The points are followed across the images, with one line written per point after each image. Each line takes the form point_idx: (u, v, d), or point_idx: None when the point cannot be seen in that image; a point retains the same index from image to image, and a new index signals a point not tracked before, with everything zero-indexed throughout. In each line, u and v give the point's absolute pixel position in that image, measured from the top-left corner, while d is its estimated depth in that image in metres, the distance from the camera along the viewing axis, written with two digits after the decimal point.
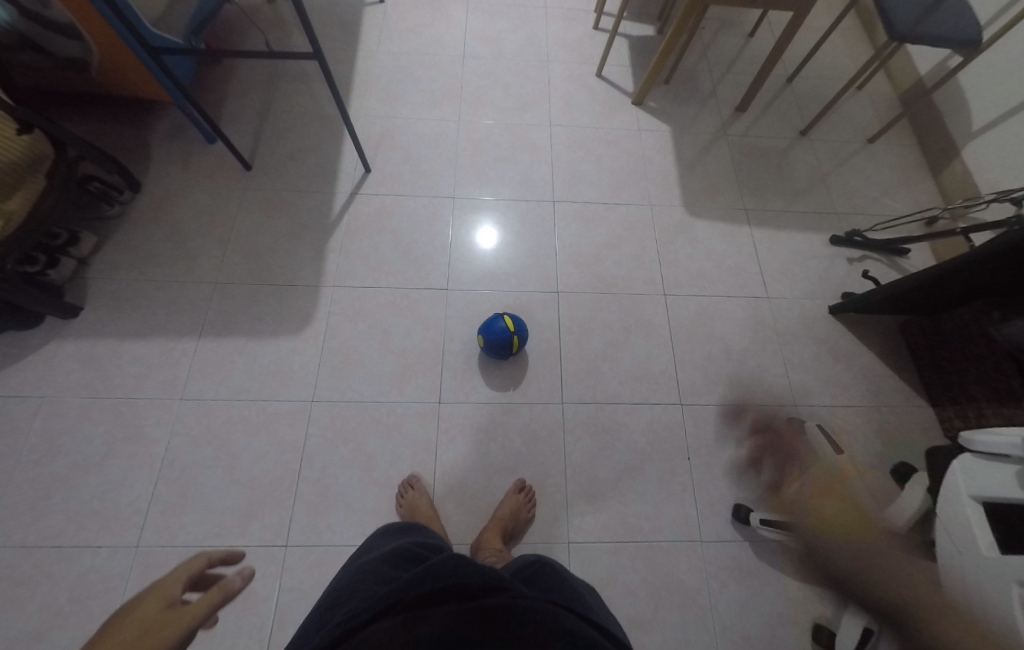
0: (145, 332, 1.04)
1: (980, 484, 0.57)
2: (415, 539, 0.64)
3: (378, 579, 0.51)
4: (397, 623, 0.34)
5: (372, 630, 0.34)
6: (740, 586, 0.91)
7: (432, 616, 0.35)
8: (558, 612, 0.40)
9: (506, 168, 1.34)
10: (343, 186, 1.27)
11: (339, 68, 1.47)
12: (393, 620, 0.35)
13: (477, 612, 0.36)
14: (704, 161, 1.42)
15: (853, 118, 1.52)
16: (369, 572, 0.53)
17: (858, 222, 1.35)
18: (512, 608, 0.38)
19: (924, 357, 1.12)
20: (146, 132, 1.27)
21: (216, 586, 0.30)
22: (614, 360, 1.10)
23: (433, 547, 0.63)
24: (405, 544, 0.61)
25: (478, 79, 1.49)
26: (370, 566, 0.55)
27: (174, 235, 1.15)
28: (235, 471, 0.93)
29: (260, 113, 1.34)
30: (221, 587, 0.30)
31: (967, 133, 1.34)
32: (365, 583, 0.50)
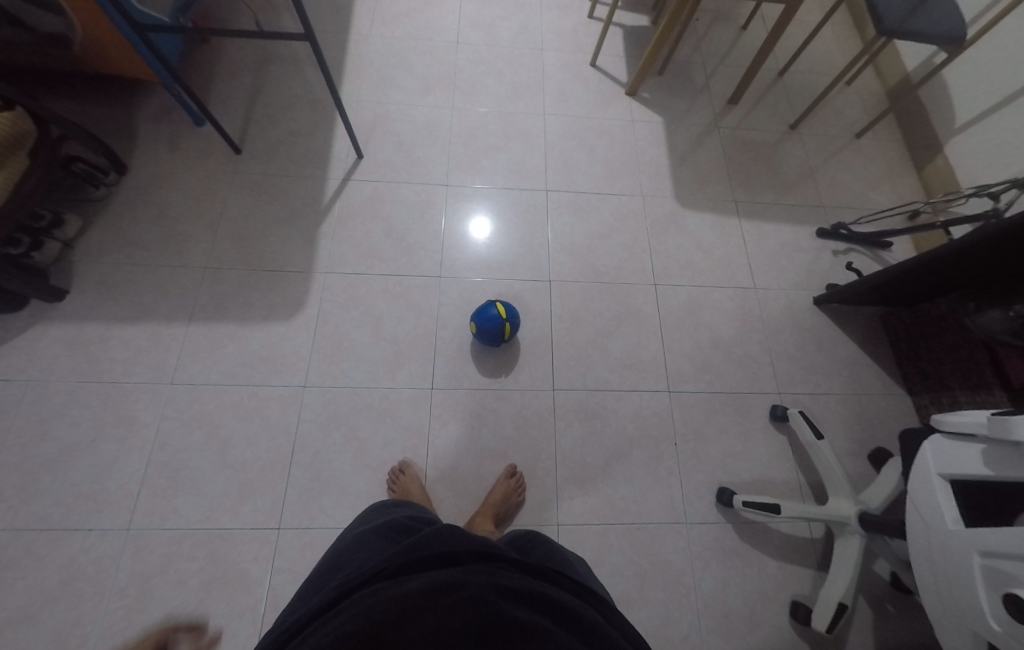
0: (134, 316, 1.03)
1: (948, 462, 0.59)
2: (408, 513, 0.66)
3: (372, 550, 0.53)
4: (387, 587, 0.36)
5: (361, 595, 0.36)
6: (723, 565, 0.94)
7: (421, 580, 0.37)
8: (540, 578, 0.42)
9: (500, 157, 1.34)
10: (335, 171, 1.26)
11: (330, 52, 1.44)
12: (383, 584, 0.37)
13: (463, 576, 0.38)
14: (696, 153, 1.44)
15: (841, 113, 1.54)
16: (363, 542, 0.56)
17: (844, 215, 1.38)
18: (496, 574, 0.40)
19: (903, 346, 1.16)
20: (131, 113, 1.24)
21: None
22: (605, 347, 1.12)
23: (424, 520, 0.65)
24: (398, 517, 0.63)
25: (472, 66, 1.48)
26: (363, 537, 0.57)
27: (162, 219, 1.14)
28: (227, 455, 0.93)
29: (250, 96, 1.32)
30: None
31: (950, 128, 1.37)
32: (359, 554, 0.52)
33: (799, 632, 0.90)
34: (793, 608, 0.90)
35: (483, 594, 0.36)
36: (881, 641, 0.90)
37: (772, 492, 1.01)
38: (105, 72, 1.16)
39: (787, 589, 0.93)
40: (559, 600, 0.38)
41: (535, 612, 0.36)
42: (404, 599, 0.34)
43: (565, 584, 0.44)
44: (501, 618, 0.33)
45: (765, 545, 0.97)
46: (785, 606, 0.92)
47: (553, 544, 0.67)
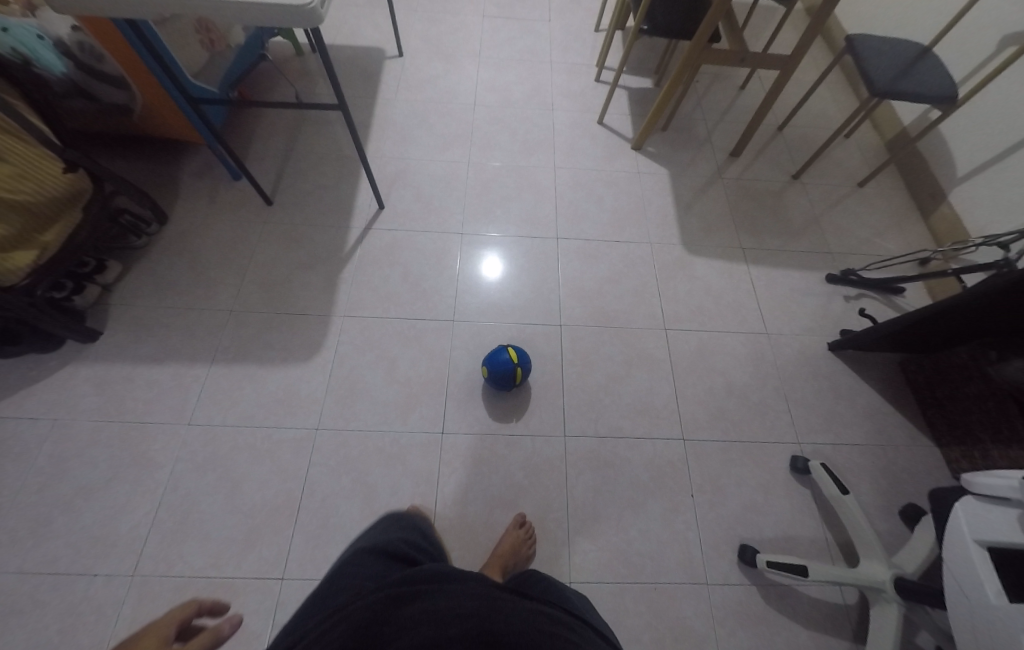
0: (160, 357, 1.07)
1: (984, 528, 0.56)
2: (404, 534, 0.67)
3: (368, 570, 0.54)
4: (384, 610, 0.39)
5: (360, 615, 0.39)
6: (748, 632, 0.88)
7: (416, 610, 0.39)
8: (529, 611, 0.44)
9: (512, 207, 1.41)
10: (358, 222, 1.34)
11: (359, 114, 1.58)
12: (381, 608, 0.39)
13: (456, 607, 0.41)
14: (701, 201, 1.49)
15: (841, 163, 1.60)
16: (359, 560, 0.57)
17: (852, 261, 1.39)
18: (489, 606, 0.42)
19: (926, 395, 1.13)
20: (176, 170, 1.36)
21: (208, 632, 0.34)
22: (616, 392, 1.12)
23: (424, 550, 0.65)
24: (397, 540, 0.64)
25: (488, 125, 1.60)
26: (363, 553, 0.59)
27: (194, 264, 1.21)
28: (237, 498, 0.93)
29: (285, 153, 1.44)
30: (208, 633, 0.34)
31: (951, 179, 1.41)
32: (358, 572, 0.54)
33: None
34: None
35: (474, 621, 0.38)
36: None
37: (799, 552, 0.95)
38: (160, 136, 1.29)
39: None
40: (546, 633, 0.41)
41: (527, 634, 0.38)
42: (401, 625, 0.37)
43: (555, 621, 0.46)
44: (493, 638, 0.36)
45: (793, 611, 0.90)
46: None
47: (546, 581, 0.67)
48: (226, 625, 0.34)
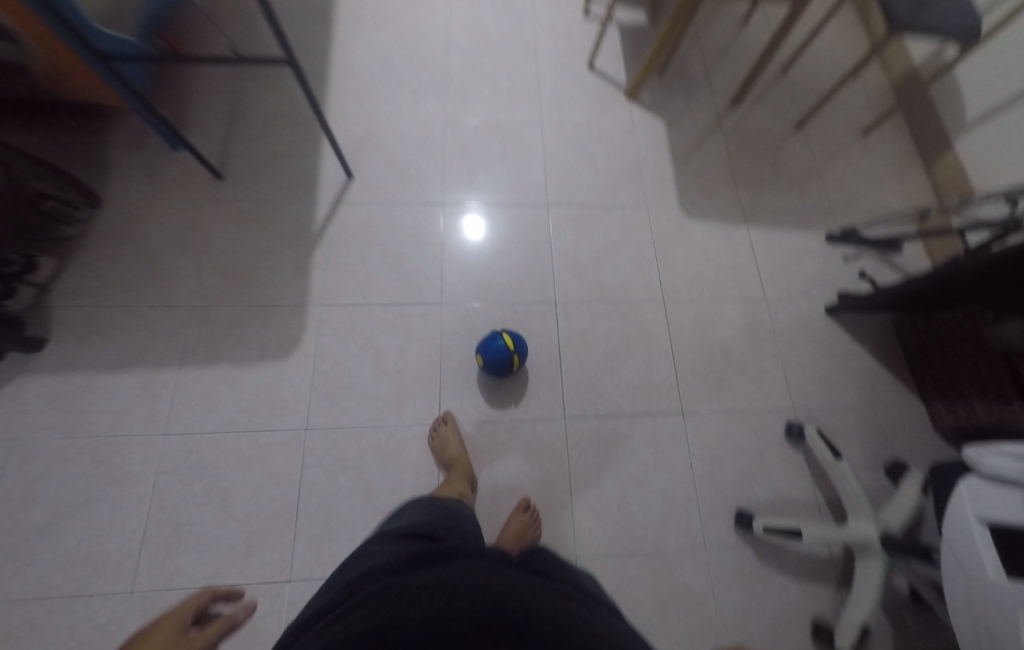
0: (121, 362, 0.98)
1: (985, 506, 0.57)
2: (427, 516, 0.66)
3: (384, 545, 0.54)
4: (394, 590, 0.38)
5: (370, 598, 0.38)
6: (744, 589, 0.93)
7: (428, 584, 0.38)
8: (543, 587, 0.43)
9: (497, 171, 1.28)
10: (325, 196, 1.19)
11: (312, 63, 1.36)
12: (392, 589, 0.38)
13: (468, 581, 0.39)
14: (699, 157, 1.39)
15: (846, 109, 1.50)
16: (379, 540, 0.57)
17: (853, 218, 1.34)
18: (501, 581, 0.40)
19: (917, 354, 1.14)
20: (103, 141, 1.16)
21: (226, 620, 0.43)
22: (615, 371, 1.09)
23: (445, 523, 0.65)
24: (420, 520, 0.64)
25: (464, 73, 1.41)
26: (385, 535, 0.59)
27: (143, 254, 1.08)
28: (230, 506, 0.89)
29: (231, 117, 1.24)
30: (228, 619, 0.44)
31: (959, 124, 1.33)
32: (374, 552, 0.53)
33: None
34: (815, 630, 0.89)
35: (486, 593, 0.37)
36: None
37: (793, 514, 0.99)
38: (75, 100, 1.08)
39: (808, 610, 0.92)
40: (561, 608, 0.39)
41: (541, 609, 0.37)
42: (412, 598, 0.36)
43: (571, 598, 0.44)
44: (506, 610, 0.34)
45: (785, 567, 0.95)
46: (806, 627, 0.90)
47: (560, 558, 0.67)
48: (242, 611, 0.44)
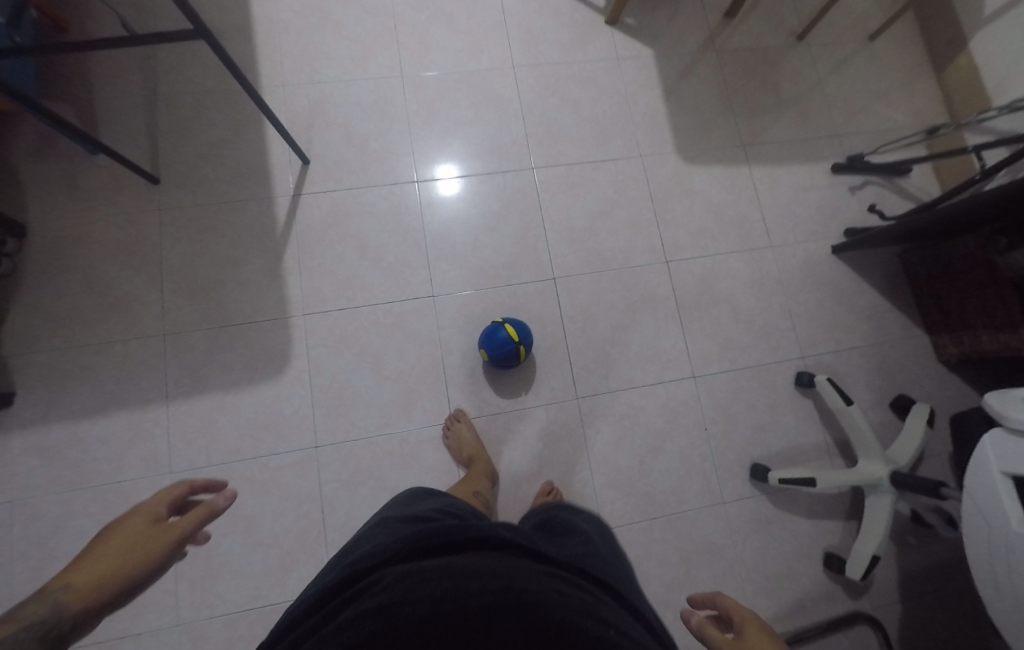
0: (104, 405, 0.91)
1: (1011, 460, 0.58)
2: (430, 504, 0.64)
3: (388, 531, 0.51)
4: (402, 569, 0.35)
5: (377, 579, 0.35)
6: (762, 533, 0.98)
7: (438, 564, 0.36)
8: (553, 567, 0.40)
9: (472, 133, 1.13)
10: (282, 187, 1.05)
11: (231, 21, 1.13)
12: (399, 569, 0.36)
13: (477, 560, 0.37)
14: (693, 88, 1.24)
15: (851, 11, 1.33)
16: (381, 527, 0.55)
17: (860, 142, 1.24)
18: (511, 560, 0.38)
19: (923, 287, 1.11)
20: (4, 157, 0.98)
21: (202, 507, 0.38)
22: (623, 343, 1.06)
23: (448, 508, 0.64)
24: (421, 507, 0.62)
25: (415, 12, 1.19)
26: (387, 522, 0.56)
27: (94, 283, 0.96)
28: (255, 532, 0.88)
29: (149, 108, 1.06)
30: (205, 507, 0.38)
31: (976, 19, 1.18)
32: (378, 536, 0.51)
33: (834, 580, 0.96)
34: (826, 560, 0.96)
35: (495, 571, 0.34)
36: (908, 573, 0.97)
37: (804, 459, 1.03)
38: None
39: (820, 544, 0.98)
40: (573, 589, 0.36)
41: (554, 589, 0.34)
42: (419, 576, 0.33)
43: (584, 576, 0.41)
44: (518, 589, 0.32)
45: (799, 508, 1.00)
46: (819, 558, 0.97)
47: (572, 514, 0.66)
48: (221, 499, 0.38)
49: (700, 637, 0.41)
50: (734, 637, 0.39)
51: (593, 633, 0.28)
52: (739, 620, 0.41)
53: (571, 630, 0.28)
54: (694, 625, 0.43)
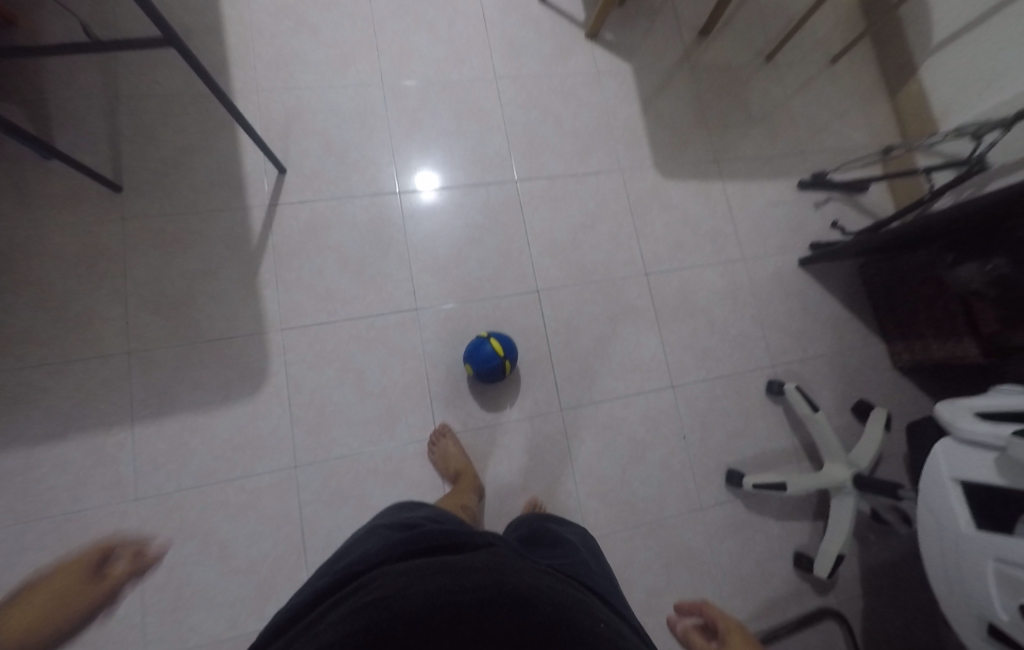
0: (62, 429, 0.86)
1: (961, 467, 0.63)
2: (419, 514, 0.64)
3: (377, 537, 0.50)
4: (393, 568, 0.34)
5: (369, 577, 0.34)
6: (737, 536, 1.03)
7: (430, 562, 0.35)
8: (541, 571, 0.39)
9: (454, 144, 1.13)
10: (256, 197, 1.02)
11: (199, 21, 1.08)
12: (392, 568, 0.35)
13: (469, 560, 0.36)
14: (670, 104, 1.27)
15: (815, 35, 1.40)
16: (370, 535, 0.53)
17: (823, 161, 1.32)
18: (501, 560, 0.37)
19: (881, 298, 1.18)
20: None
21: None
22: (605, 354, 1.08)
23: (435, 517, 0.64)
24: (410, 516, 0.61)
25: (395, 20, 1.17)
26: (376, 529, 0.55)
27: (48, 298, 0.90)
28: (231, 558, 0.85)
29: (107, 111, 1.00)
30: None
31: (925, 48, 1.28)
32: (367, 542, 0.50)
33: (803, 578, 1.02)
34: (797, 559, 1.02)
35: (488, 568, 0.34)
36: (869, 567, 1.03)
37: (774, 463, 1.08)
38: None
39: (791, 544, 1.04)
40: (562, 589, 0.36)
41: (545, 587, 0.34)
42: (413, 572, 0.33)
43: (570, 580, 0.41)
44: (511, 587, 0.31)
45: (771, 511, 1.05)
46: (790, 558, 1.03)
47: (558, 525, 0.66)
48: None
49: (686, 643, 0.45)
50: (719, 645, 0.42)
51: (583, 629, 0.28)
52: (723, 629, 0.43)
53: (563, 625, 0.28)
54: (681, 630, 0.46)
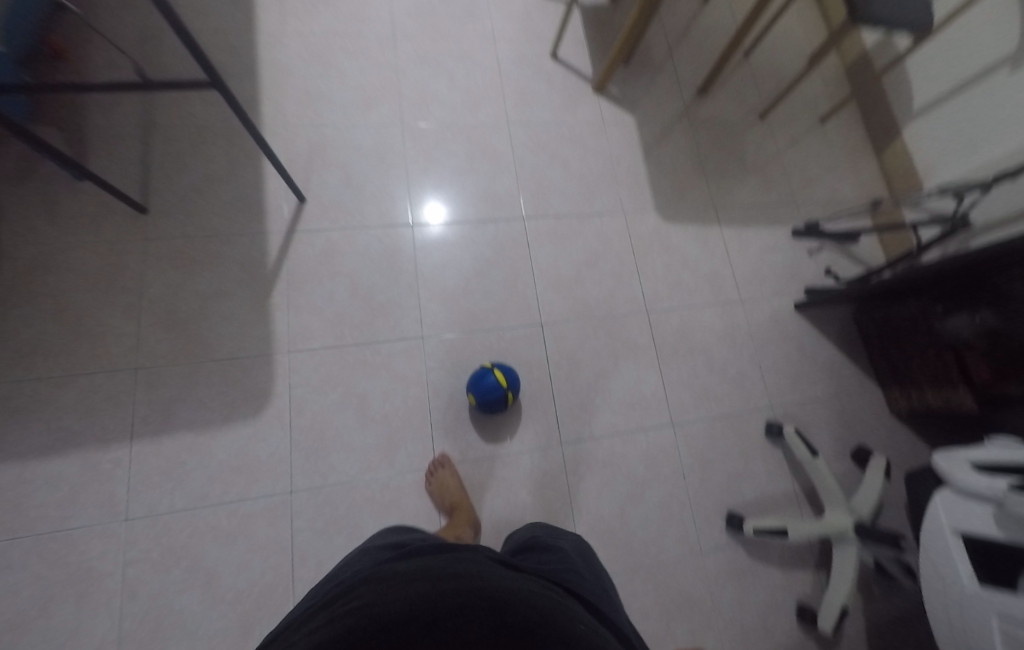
0: (60, 444, 0.85)
1: (960, 518, 0.63)
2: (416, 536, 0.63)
3: (370, 557, 0.49)
4: (378, 579, 0.34)
5: (353, 590, 0.33)
6: (738, 583, 1.00)
7: (413, 571, 0.34)
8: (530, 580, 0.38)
9: (466, 181, 1.19)
10: (276, 224, 1.06)
11: (237, 62, 1.17)
12: (371, 583, 0.33)
13: (454, 567, 0.35)
14: (671, 153, 1.36)
15: (806, 97, 1.51)
16: (365, 555, 0.53)
17: (816, 211, 1.39)
18: (482, 567, 0.36)
19: (875, 343, 1.21)
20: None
21: None
22: (606, 389, 1.09)
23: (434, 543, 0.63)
24: (406, 538, 0.60)
25: (418, 68, 1.27)
26: (371, 550, 0.54)
27: (63, 312, 0.92)
28: (216, 587, 0.82)
29: (142, 139, 1.06)
30: None
31: (907, 114, 1.39)
32: (360, 563, 0.49)
33: (806, 632, 0.98)
34: (800, 611, 0.98)
35: (467, 575, 0.33)
36: (874, 623, 1.00)
37: (775, 508, 1.07)
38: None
39: (793, 594, 1.01)
40: (546, 594, 0.34)
41: (529, 591, 0.33)
42: (396, 582, 0.32)
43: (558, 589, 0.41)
44: (492, 591, 0.30)
45: (772, 558, 1.03)
46: (792, 609, 0.99)
47: (550, 535, 0.65)
48: None
49: None
50: None
51: (563, 628, 0.27)
52: None
53: (542, 625, 0.27)
54: None
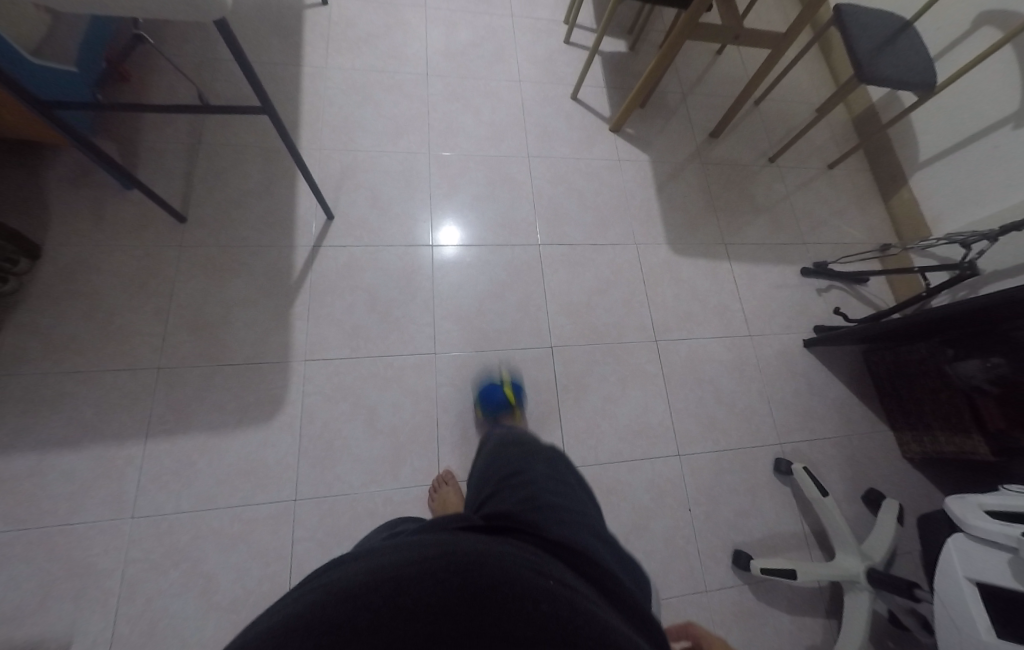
0: (78, 437, 0.87)
1: (975, 566, 0.62)
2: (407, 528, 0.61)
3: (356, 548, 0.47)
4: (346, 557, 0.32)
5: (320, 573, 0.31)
6: (745, 628, 0.95)
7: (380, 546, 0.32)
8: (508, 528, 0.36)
9: (485, 206, 1.25)
10: (303, 237, 1.12)
11: (282, 90, 1.27)
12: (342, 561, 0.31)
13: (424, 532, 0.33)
14: (682, 189, 1.41)
15: (814, 144, 1.58)
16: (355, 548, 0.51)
17: (824, 252, 1.42)
18: (455, 528, 0.34)
19: (885, 383, 1.20)
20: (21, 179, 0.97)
21: None
22: (612, 415, 1.09)
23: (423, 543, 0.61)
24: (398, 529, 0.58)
25: (447, 102, 1.36)
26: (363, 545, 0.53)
27: (96, 311, 0.97)
28: (212, 593, 0.81)
29: (190, 154, 1.14)
30: None
31: (913, 164, 1.44)
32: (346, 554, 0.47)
33: None
34: None
35: (432, 537, 0.30)
36: None
37: (783, 549, 1.04)
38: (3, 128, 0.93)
39: (802, 644, 0.96)
40: (522, 545, 0.32)
41: (502, 543, 0.31)
42: (361, 555, 0.30)
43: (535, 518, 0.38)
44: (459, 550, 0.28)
45: (780, 603, 0.99)
46: None
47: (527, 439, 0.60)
48: None
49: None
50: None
51: (535, 594, 0.24)
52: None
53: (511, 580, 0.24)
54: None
